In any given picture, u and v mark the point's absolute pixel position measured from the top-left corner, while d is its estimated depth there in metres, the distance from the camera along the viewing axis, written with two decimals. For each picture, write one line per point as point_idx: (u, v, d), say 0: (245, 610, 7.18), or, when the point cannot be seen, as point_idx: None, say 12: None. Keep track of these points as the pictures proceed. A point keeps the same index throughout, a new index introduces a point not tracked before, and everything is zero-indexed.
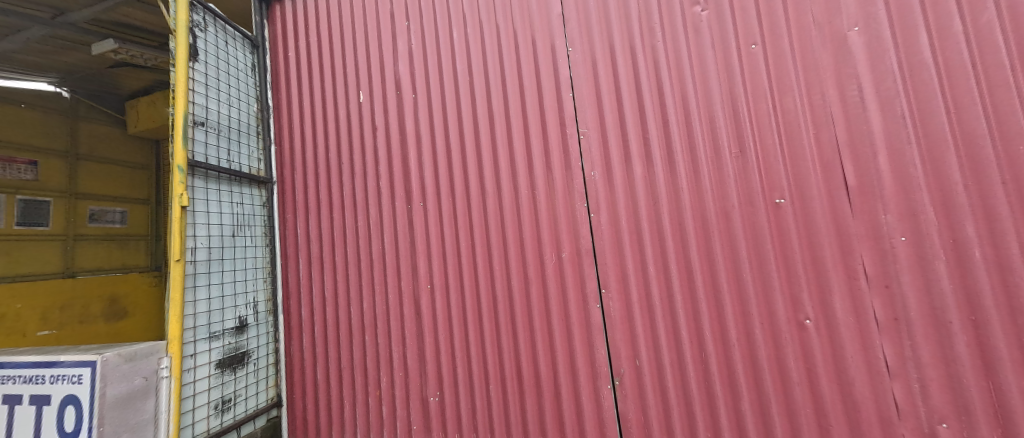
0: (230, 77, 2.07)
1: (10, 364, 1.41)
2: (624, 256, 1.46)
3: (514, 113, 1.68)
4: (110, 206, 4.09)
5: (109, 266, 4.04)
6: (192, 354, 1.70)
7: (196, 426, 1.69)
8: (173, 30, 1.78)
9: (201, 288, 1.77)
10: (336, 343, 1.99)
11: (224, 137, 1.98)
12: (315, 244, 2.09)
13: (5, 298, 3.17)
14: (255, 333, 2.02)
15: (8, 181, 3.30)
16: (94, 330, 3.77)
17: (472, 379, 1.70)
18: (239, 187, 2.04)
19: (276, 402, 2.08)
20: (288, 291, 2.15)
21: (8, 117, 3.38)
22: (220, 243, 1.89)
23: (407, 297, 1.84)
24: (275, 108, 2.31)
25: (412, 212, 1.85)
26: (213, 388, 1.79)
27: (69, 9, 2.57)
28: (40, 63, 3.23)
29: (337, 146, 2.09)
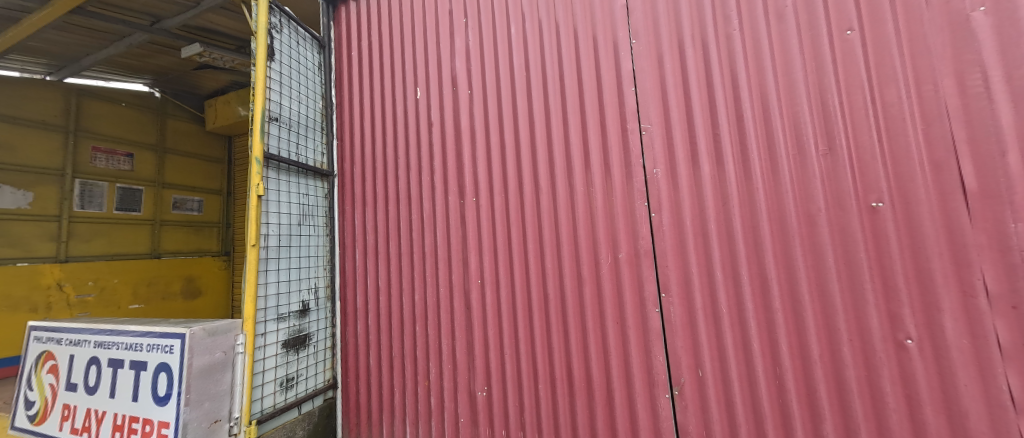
0: (301, 75, 2.21)
1: (115, 332, 1.59)
2: (688, 259, 1.38)
3: (570, 108, 1.65)
4: (190, 195, 4.45)
5: (188, 250, 4.41)
6: (263, 333, 1.83)
7: (264, 400, 1.82)
8: (255, 33, 1.94)
9: (271, 272, 1.90)
10: (388, 333, 2.06)
11: (294, 132, 2.11)
12: (371, 236, 2.17)
13: (103, 272, 3.68)
14: (315, 317, 2.15)
15: (107, 171, 3.80)
16: (173, 306, 4.18)
17: (521, 377, 1.69)
18: (305, 179, 2.17)
19: (332, 383, 2.19)
20: (345, 280, 2.26)
21: (108, 114, 3.88)
22: (289, 231, 2.02)
23: (457, 291, 1.87)
24: (339, 105, 2.43)
25: (465, 207, 1.88)
26: (279, 367, 1.90)
27: (163, 16, 2.86)
28: (138, 66, 3.62)
29: (394, 141, 2.16)
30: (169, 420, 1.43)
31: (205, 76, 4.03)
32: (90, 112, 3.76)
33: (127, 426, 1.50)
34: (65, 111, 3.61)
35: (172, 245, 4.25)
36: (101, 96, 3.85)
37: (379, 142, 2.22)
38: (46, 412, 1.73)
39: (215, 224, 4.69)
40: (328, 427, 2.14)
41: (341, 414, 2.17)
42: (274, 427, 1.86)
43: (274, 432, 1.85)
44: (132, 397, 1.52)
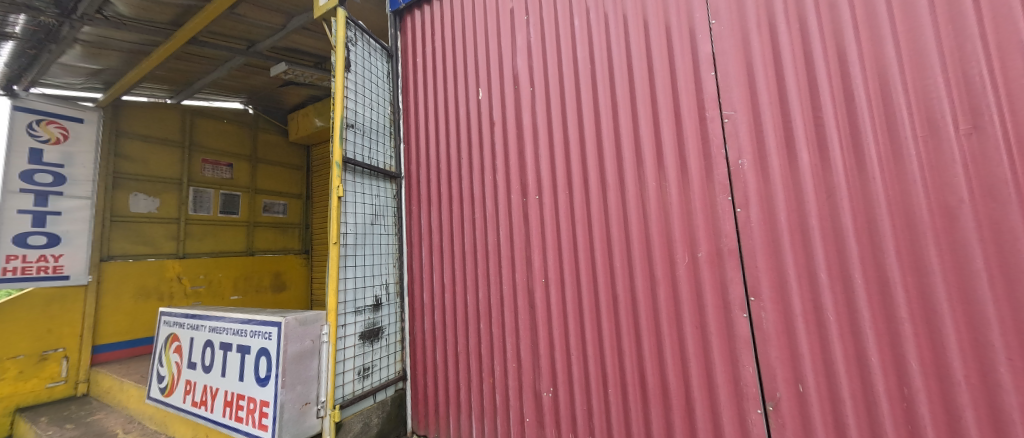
0: (372, 83, 2.35)
1: (224, 319, 1.83)
2: (783, 260, 1.24)
3: (639, 100, 1.57)
4: (276, 199, 4.95)
5: (276, 248, 4.89)
6: (343, 324, 1.96)
7: (344, 387, 1.94)
8: (334, 47, 2.10)
9: (350, 268, 2.04)
10: (454, 329, 2.11)
11: (367, 137, 2.25)
12: (436, 234, 2.24)
13: (210, 267, 4.21)
14: (387, 311, 2.26)
15: (213, 179, 4.36)
16: (264, 298, 4.66)
17: (589, 381, 1.63)
18: (377, 181, 2.30)
19: (402, 375, 2.29)
20: (412, 277, 2.36)
21: (214, 130, 4.44)
22: (363, 230, 2.15)
23: (521, 290, 1.86)
24: (405, 110, 2.55)
25: (528, 204, 1.87)
26: (357, 357, 2.03)
27: (257, 40, 3.20)
28: (237, 86, 4.10)
29: (457, 142, 2.21)
30: (269, 399, 1.63)
31: (288, 92, 4.45)
32: (201, 129, 4.33)
33: (235, 402, 1.74)
34: (182, 129, 4.18)
35: (263, 244, 4.75)
36: (210, 115, 4.42)
37: (443, 143, 2.28)
38: (173, 385, 2.04)
39: (296, 225, 5.14)
40: (400, 417, 2.23)
41: (411, 405, 2.26)
42: (353, 413, 1.97)
43: (354, 417, 1.97)
44: (238, 377, 1.74)
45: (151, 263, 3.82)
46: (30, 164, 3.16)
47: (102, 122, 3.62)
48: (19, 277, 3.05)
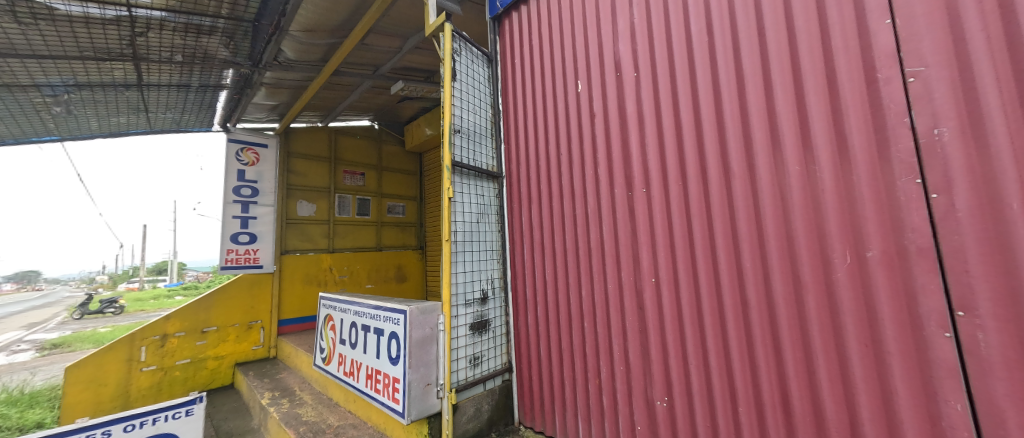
0: (474, 90, 2.52)
1: (364, 305, 2.25)
2: (1015, 262, 0.98)
3: (776, 73, 1.41)
4: (397, 201, 5.61)
5: (398, 244, 5.57)
6: (456, 315, 2.15)
7: (459, 373, 2.12)
8: (442, 60, 2.30)
9: (460, 263, 2.22)
10: (557, 326, 2.15)
11: (472, 141, 2.43)
12: (537, 231, 2.31)
13: (350, 261, 5.02)
14: (493, 305, 2.41)
15: (351, 187, 5.17)
16: (391, 288, 5.35)
17: (715, 393, 1.53)
18: (481, 182, 2.47)
19: (507, 367, 2.42)
20: (515, 272, 2.47)
21: (351, 145, 5.24)
22: (470, 228, 2.33)
23: (628, 290, 1.82)
24: (505, 112, 2.67)
25: (635, 198, 1.81)
26: (469, 346, 2.20)
27: (380, 64, 3.70)
28: (366, 107, 4.80)
29: (556, 140, 2.23)
30: (399, 377, 1.94)
31: (404, 106, 5.02)
32: (342, 145, 5.17)
33: (374, 376, 2.13)
34: (329, 146, 5.05)
35: (389, 240, 5.46)
36: (347, 132, 5.25)
37: (542, 142, 2.33)
38: (330, 356, 2.58)
39: (413, 224, 5.76)
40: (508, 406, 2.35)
41: (517, 396, 2.38)
42: (467, 398, 2.14)
43: (468, 402, 2.13)
44: (376, 355, 2.13)
45: (311, 256, 4.73)
46: (237, 181, 4.25)
47: (279, 145, 4.60)
48: (234, 265, 4.17)
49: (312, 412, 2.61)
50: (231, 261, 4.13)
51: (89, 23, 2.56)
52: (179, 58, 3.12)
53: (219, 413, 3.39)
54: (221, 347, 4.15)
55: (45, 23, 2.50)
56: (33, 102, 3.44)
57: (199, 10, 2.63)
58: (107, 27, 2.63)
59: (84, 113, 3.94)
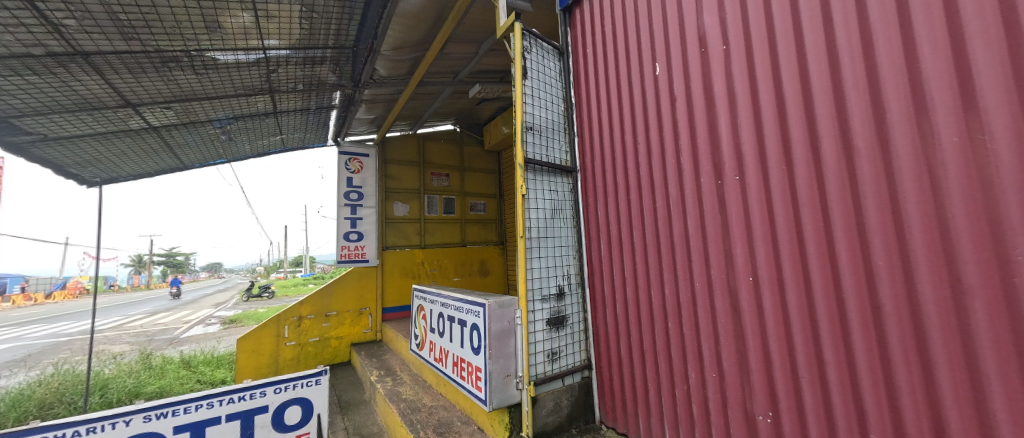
0: (546, 85, 2.53)
1: (450, 297, 2.46)
2: None
3: (922, 27, 1.16)
4: (478, 199, 5.91)
5: (481, 240, 5.86)
6: (533, 310, 2.20)
7: (537, 367, 2.17)
8: (513, 59, 2.35)
9: (535, 259, 2.27)
10: (637, 325, 2.09)
11: (544, 136, 2.45)
12: (614, 226, 2.25)
13: (439, 255, 5.46)
14: (570, 301, 2.42)
15: (437, 187, 5.60)
16: (475, 281, 5.67)
17: (833, 409, 1.36)
18: (555, 177, 2.48)
19: (587, 364, 2.41)
20: (591, 268, 2.45)
21: (436, 148, 5.67)
22: (544, 224, 2.36)
23: (719, 289, 1.69)
24: (577, 104, 2.64)
25: (727, 187, 1.66)
26: (546, 341, 2.24)
27: (458, 70, 3.92)
28: (448, 112, 5.13)
29: (633, 130, 2.14)
30: (481, 366, 2.09)
31: (482, 108, 5.24)
32: (429, 149, 5.61)
33: (459, 363, 2.32)
34: (417, 151, 5.53)
35: (472, 237, 5.79)
36: (432, 137, 5.68)
37: (617, 134, 2.25)
38: (423, 343, 2.88)
39: (494, 221, 6.01)
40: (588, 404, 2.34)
41: (597, 394, 2.35)
42: (546, 392, 2.18)
43: (546, 396, 2.17)
44: (460, 344, 2.32)
45: (406, 251, 5.27)
46: (347, 187, 4.90)
47: (377, 153, 5.18)
48: (347, 260, 4.79)
49: (410, 390, 2.95)
50: (345, 255, 4.78)
51: (240, 69, 3.19)
52: (301, 86, 3.75)
53: (341, 384, 4.02)
54: (341, 328, 4.85)
55: (214, 76, 3.18)
56: (209, 137, 4.41)
57: (313, 44, 3.10)
58: (251, 70, 3.25)
59: (243, 140, 4.98)
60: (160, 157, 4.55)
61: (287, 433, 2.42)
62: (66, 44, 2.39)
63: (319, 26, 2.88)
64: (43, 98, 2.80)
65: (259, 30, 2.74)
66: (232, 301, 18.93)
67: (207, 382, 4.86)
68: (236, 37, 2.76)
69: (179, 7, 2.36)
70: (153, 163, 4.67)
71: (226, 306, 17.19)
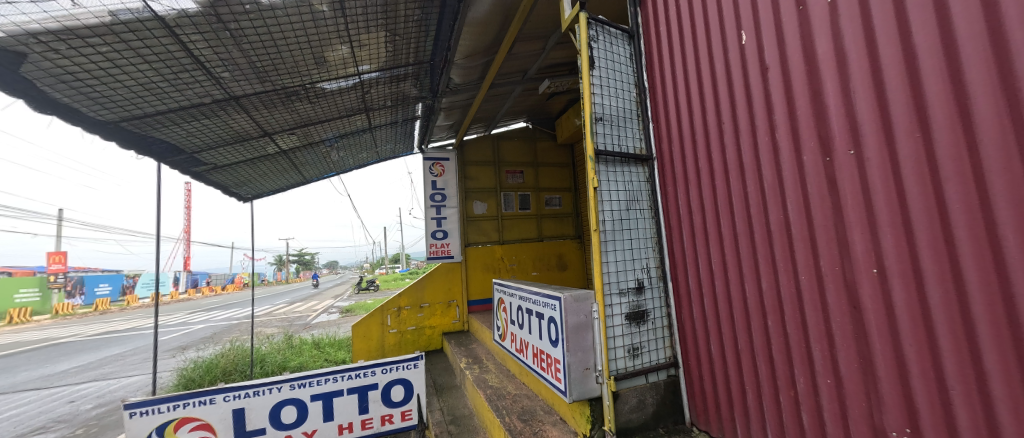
0: (615, 72, 2.43)
1: (527, 290, 2.56)
2: None
3: None
4: (553, 194, 5.93)
5: (558, 234, 5.88)
6: (610, 304, 2.17)
7: (617, 362, 2.13)
8: (579, 50, 2.30)
9: (610, 253, 2.23)
10: (729, 322, 1.93)
11: (615, 126, 2.37)
12: (698, 216, 2.11)
13: (516, 251, 5.64)
14: (650, 295, 2.33)
15: (513, 185, 5.77)
16: (554, 275, 5.73)
17: (1000, 435, 1.09)
18: (628, 167, 2.40)
19: (672, 361, 2.29)
20: (673, 261, 2.33)
21: (510, 147, 5.83)
22: (619, 216, 2.30)
23: (831, 283, 1.48)
24: (651, 88, 2.50)
25: (838, 166, 1.44)
26: (626, 336, 2.19)
27: (527, 68, 3.98)
28: (520, 110, 5.23)
29: (717, 111, 1.97)
30: (559, 357, 2.15)
31: (553, 102, 5.22)
32: (503, 148, 5.80)
33: (538, 354, 2.41)
34: (492, 151, 5.76)
35: (549, 231, 5.85)
36: (505, 136, 5.84)
37: (698, 117, 2.09)
38: (505, 334, 3.04)
39: (570, 214, 5.99)
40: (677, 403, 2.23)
41: (686, 394, 2.22)
42: (628, 388, 2.13)
43: (629, 392, 2.11)
44: (539, 336, 2.41)
45: (486, 247, 5.55)
46: (431, 190, 5.33)
47: (456, 156, 5.53)
48: (435, 256, 5.26)
49: (496, 378, 3.14)
50: (433, 252, 5.26)
51: (343, 94, 3.67)
52: (389, 102, 4.18)
53: (435, 369, 4.43)
54: (434, 319, 5.31)
55: (323, 103, 3.72)
56: (322, 154, 5.15)
57: (397, 64, 3.43)
58: (351, 93, 3.72)
59: (348, 155, 5.71)
60: (289, 175, 5.44)
61: (394, 408, 2.77)
62: (225, 96, 3.03)
63: (402, 47, 3.18)
64: (211, 137, 3.54)
65: (355, 59, 3.13)
66: (347, 293, 21.81)
67: (331, 361, 5.72)
68: (338, 68, 3.19)
69: (295, 51, 2.81)
70: (284, 181, 5.61)
71: (342, 298, 19.86)
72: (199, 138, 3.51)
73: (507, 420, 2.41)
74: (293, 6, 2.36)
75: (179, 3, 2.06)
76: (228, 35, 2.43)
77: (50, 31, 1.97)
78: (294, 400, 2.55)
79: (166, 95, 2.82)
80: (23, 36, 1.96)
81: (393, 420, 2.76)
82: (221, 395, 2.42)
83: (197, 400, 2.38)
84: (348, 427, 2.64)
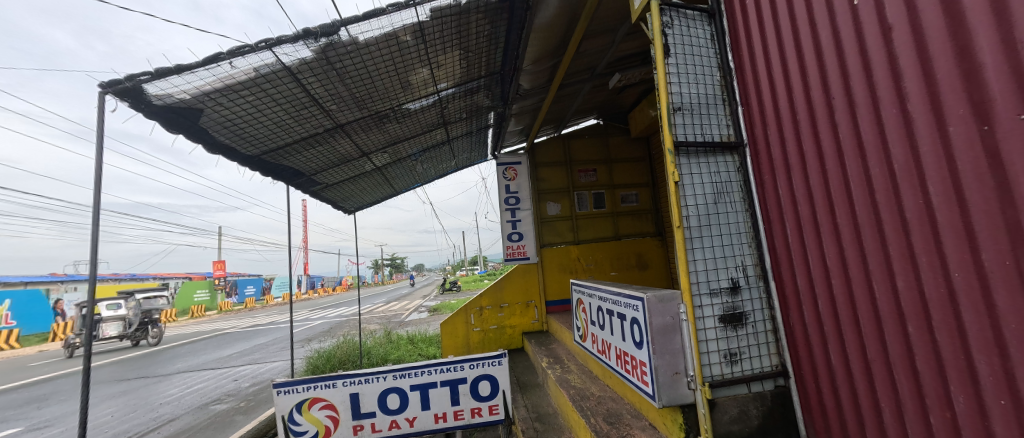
0: (695, 54, 2.14)
1: (608, 290, 2.51)
2: None
3: None
4: (629, 190, 5.71)
5: (636, 232, 5.64)
6: (699, 305, 1.92)
7: (711, 367, 1.87)
8: (652, 40, 2.08)
9: (698, 250, 1.97)
10: (853, 329, 1.57)
11: (697, 114, 2.08)
12: (805, 204, 1.76)
13: (592, 251, 5.54)
14: (749, 296, 1.99)
15: (586, 184, 5.69)
16: (634, 275, 5.50)
17: None
18: (715, 157, 2.09)
19: (781, 369, 1.92)
20: (777, 258, 1.96)
21: (581, 146, 5.76)
22: (706, 210, 2.02)
23: (1000, 282, 1.12)
24: (739, 70, 2.16)
25: (1005, 134, 1.09)
26: (721, 340, 1.91)
27: (595, 64, 3.89)
28: (589, 107, 5.13)
29: (824, 83, 1.65)
30: (645, 360, 2.03)
31: (623, 95, 5.00)
32: (574, 147, 5.75)
33: (623, 356, 2.34)
34: (563, 151, 5.74)
35: (626, 229, 5.63)
36: (576, 135, 5.78)
37: (798, 91, 1.77)
38: (586, 334, 3.02)
39: (648, 211, 5.70)
40: (787, 419, 1.89)
41: (800, 406, 1.87)
42: (727, 396, 1.86)
43: (728, 401, 1.85)
44: (622, 337, 2.34)
45: (561, 248, 5.55)
46: (505, 194, 5.51)
47: (528, 160, 5.63)
48: (513, 257, 5.40)
49: (579, 379, 3.12)
50: (510, 254, 5.41)
51: (424, 112, 3.99)
52: (464, 114, 4.45)
53: (518, 367, 4.55)
54: (514, 318, 5.44)
55: (409, 122, 4.09)
56: (410, 168, 5.64)
57: (471, 78, 3.64)
58: (431, 110, 4.03)
59: (431, 166, 6.18)
60: (383, 189, 6.05)
61: (483, 402, 2.91)
62: (333, 126, 3.49)
63: (475, 62, 3.38)
64: (323, 161, 4.10)
65: (434, 78, 3.40)
66: (435, 293, 23.48)
67: (425, 356, 6.23)
68: (420, 88, 3.49)
69: (386, 80, 3.14)
70: (379, 194, 6.24)
71: (431, 297, 21.42)
72: (313, 163, 4.08)
73: (592, 421, 2.38)
74: (383, 40, 2.65)
75: (299, 52, 2.45)
76: (334, 73, 2.80)
77: (214, 91, 2.47)
78: (397, 388, 2.84)
79: (292, 133, 3.34)
80: (198, 98, 2.49)
81: (483, 413, 2.90)
82: (340, 381, 2.80)
83: (322, 383, 2.80)
84: (444, 417, 2.86)
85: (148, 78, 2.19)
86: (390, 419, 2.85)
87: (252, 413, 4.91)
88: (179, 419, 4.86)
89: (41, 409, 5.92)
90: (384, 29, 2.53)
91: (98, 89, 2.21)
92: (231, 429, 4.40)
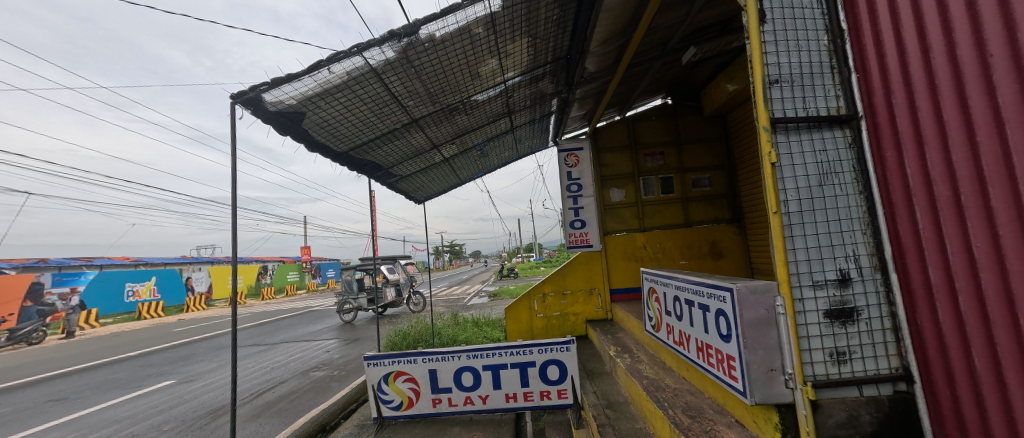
0: (797, 18, 1.88)
1: (686, 280, 2.40)
2: None
3: None
4: (700, 174, 5.31)
5: (709, 218, 5.25)
6: (800, 298, 1.72)
7: (815, 366, 1.69)
8: (744, 7, 1.88)
9: (800, 239, 1.75)
10: (1008, 331, 1.33)
11: (799, 86, 1.85)
12: (943, 185, 1.51)
13: (656, 240, 5.32)
14: (863, 289, 1.72)
15: (654, 168, 5.42)
16: (707, 265, 5.16)
17: None
18: (822, 132, 1.83)
19: (903, 374, 1.67)
20: (903, 247, 1.67)
21: (650, 127, 5.45)
22: (811, 193, 1.78)
23: None
24: (853, 29, 1.86)
25: None
26: (826, 337, 1.70)
27: (670, 39, 3.64)
28: (659, 85, 4.83)
29: (977, 40, 1.39)
30: (734, 354, 1.91)
31: (698, 70, 4.62)
32: (641, 130, 5.48)
33: (705, 349, 2.24)
34: (629, 134, 5.49)
35: (698, 215, 5.27)
36: (643, 117, 5.47)
37: (938, 52, 1.51)
38: (660, 323, 2.94)
39: (724, 195, 5.27)
40: (910, 430, 1.63)
41: (926, 414, 1.61)
42: (833, 398, 1.66)
43: (833, 403, 1.65)
44: (704, 330, 2.23)
45: (626, 235, 5.39)
46: (568, 180, 5.41)
47: (591, 145, 5.47)
48: (575, 245, 5.37)
49: (651, 369, 3.04)
50: (573, 241, 5.36)
51: (490, 103, 4.08)
52: (527, 102, 4.46)
53: (583, 355, 4.54)
54: (577, 306, 5.40)
55: (476, 113, 4.19)
56: (474, 158, 5.78)
57: (537, 65, 3.63)
58: (497, 100, 4.11)
59: (493, 156, 6.28)
60: (448, 179, 6.27)
61: (552, 385, 2.98)
62: (409, 121, 3.69)
63: (542, 48, 3.36)
64: (397, 154, 4.36)
65: (502, 68, 3.45)
66: (494, 279, 24.12)
67: (491, 339, 6.45)
68: (488, 79, 3.56)
69: (457, 73, 3.24)
70: (445, 184, 6.47)
71: (490, 283, 22.12)
72: (390, 157, 4.38)
73: (670, 413, 2.31)
74: (457, 34, 2.73)
75: (384, 54, 2.63)
76: (412, 71, 2.96)
77: (316, 95, 2.75)
78: (470, 367, 3.01)
79: (373, 130, 3.59)
80: (303, 103, 2.79)
81: (551, 397, 2.98)
82: (419, 357, 3.02)
83: (404, 358, 3.04)
84: (514, 397, 3.00)
85: (266, 87, 2.52)
86: (465, 395, 3.04)
87: (344, 381, 5.50)
88: (287, 383, 5.60)
89: (185, 366, 7.18)
90: (456, 24, 2.63)
91: (229, 101, 2.58)
92: (328, 393, 4.99)
